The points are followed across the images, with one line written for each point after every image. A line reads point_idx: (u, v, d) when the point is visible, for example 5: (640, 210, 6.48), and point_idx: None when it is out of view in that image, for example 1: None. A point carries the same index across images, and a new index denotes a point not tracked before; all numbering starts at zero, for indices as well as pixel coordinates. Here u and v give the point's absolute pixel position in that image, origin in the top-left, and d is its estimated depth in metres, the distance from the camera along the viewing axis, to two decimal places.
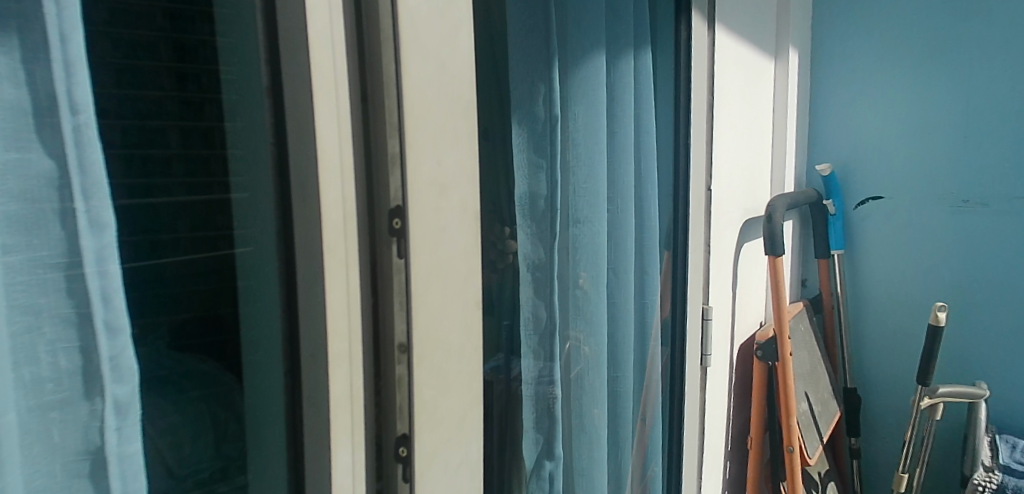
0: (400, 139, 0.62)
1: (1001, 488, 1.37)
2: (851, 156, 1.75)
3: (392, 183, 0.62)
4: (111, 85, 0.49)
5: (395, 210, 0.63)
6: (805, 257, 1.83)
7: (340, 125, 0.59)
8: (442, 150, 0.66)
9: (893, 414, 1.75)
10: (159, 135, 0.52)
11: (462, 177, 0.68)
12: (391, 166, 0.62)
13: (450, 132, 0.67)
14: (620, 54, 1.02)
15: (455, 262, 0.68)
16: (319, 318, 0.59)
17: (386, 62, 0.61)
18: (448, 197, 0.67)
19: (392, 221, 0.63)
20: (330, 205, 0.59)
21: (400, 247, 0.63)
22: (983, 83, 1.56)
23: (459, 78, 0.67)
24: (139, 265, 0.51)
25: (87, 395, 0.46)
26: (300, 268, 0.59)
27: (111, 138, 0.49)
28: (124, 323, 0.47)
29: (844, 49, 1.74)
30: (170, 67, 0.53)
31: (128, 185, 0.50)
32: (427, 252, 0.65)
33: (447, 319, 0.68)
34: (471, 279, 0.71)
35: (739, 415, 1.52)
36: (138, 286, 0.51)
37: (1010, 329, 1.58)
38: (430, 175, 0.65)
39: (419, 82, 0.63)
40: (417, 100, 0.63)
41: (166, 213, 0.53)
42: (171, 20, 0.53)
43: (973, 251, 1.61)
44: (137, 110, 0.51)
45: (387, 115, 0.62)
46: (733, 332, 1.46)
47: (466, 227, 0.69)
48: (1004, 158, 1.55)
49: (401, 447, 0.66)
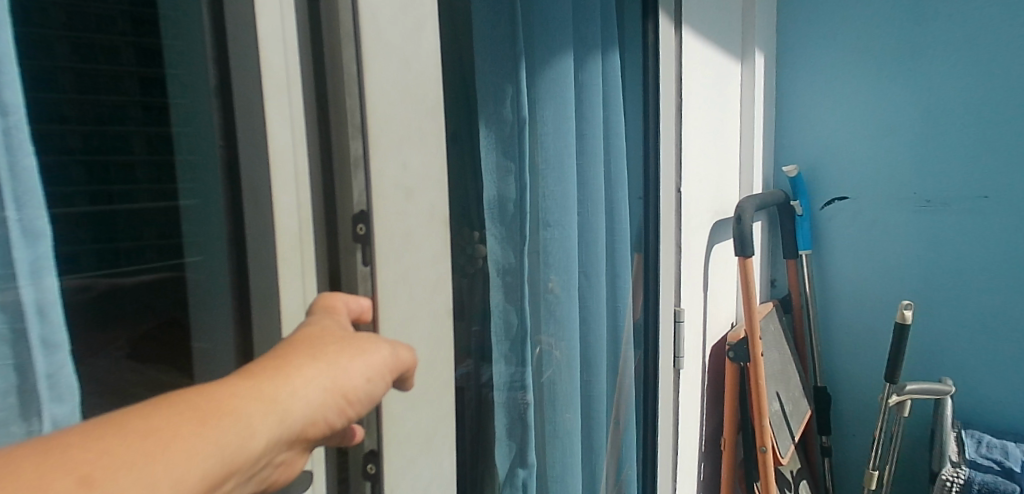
0: (364, 139, 0.59)
1: (968, 484, 1.38)
2: (818, 158, 1.77)
3: (355, 189, 0.59)
4: (71, 89, 0.48)
5: (360, 215, 0.60)
6: (774, 258, 1.84)
7: (292, 124, 0.56)
8: (406, 151, 0.63)
9: (862, 413, 1.77)
10: (121, 141, 0.51)
11: (429, 180, 0.66)
12: (354, 168, 0.59)
13: (416, 132, 0.64)
14: (587, 56, 1.01)
15: (423, 267, 0.66)
16: (274, 331, 0.56)
17: (347, 57, 0.58)
18: (414, 201, 0.64)
19: (356, 228, 0.60)
20: (283, 210, 0.56)
21: (364, 254, 0.61)
22: (943, 85, 1.59)
23: (423, 75, 0.65)
24: (94, 276, 0.49)
25: (23, 415, 0.44)
26: (252, 278, 0.55)
27: (71, 144, 0.48)
28: (63, 339, 0.45)
29: (810, 51, 1.76)
30: (133, 73, 0.52)
31: (90, 191, 0.49)
32: (393, 258, 0.62)
33: (416, 331, 0.66)
34: (441, 288, 0.69)
35: (712, 416, 1.51)
36: (95, 296, 0.49)
37: (974, 326, 1.61)
38: (396, 178, 0.62)
39: (382, 82, 0.60)
40: (381, 97, 0.60)
41: (125, 220, 0.51)
42: (134, 26, 0.51)
43: (936, 250, 1.64)
44: (100, 116, 0.50)
45: (350, 114, 0.59)
46: (705, 334, 1.45)
47: (435, 232, 0.67)
48: (964, 158, 1.58)
49: (369, 464, 0.63)
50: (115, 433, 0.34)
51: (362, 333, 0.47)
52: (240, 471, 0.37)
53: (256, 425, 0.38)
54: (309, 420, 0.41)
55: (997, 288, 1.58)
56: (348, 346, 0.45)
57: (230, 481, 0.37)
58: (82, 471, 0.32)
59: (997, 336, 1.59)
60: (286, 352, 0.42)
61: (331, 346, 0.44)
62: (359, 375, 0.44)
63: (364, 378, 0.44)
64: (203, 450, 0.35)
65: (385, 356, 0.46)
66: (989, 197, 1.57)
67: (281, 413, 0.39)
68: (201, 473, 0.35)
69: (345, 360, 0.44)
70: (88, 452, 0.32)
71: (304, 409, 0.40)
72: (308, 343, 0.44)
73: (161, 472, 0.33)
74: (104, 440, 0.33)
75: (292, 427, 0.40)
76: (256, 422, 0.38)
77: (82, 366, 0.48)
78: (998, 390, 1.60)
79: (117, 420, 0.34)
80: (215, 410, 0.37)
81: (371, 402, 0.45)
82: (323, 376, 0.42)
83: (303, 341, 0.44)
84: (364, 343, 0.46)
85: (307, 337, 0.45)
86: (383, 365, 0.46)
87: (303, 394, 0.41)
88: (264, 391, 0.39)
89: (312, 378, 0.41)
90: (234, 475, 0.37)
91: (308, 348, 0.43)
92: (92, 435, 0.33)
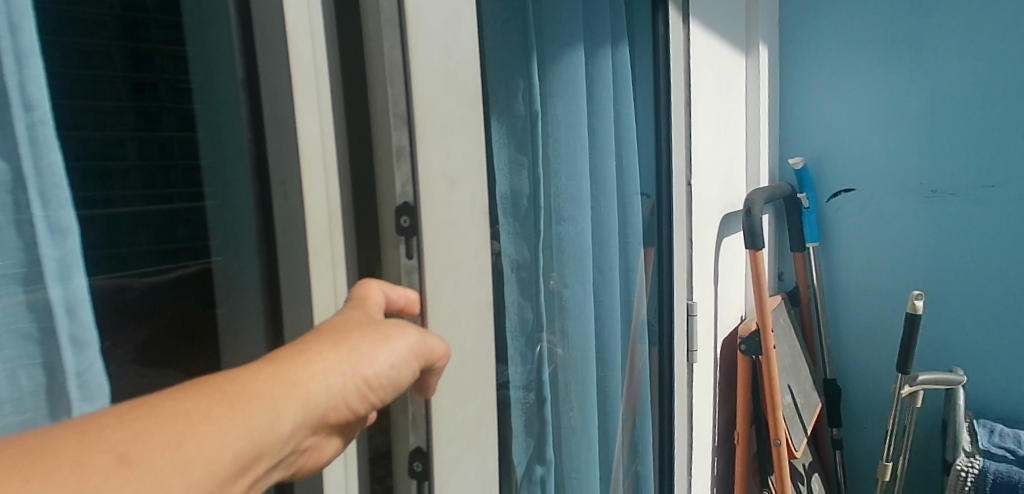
0: (410, 129, 0.59)
1: (983, 474, 1.37)
2: (824, 150, 1.77)
3: (396, 179, 0.59)
4: (62, 96, 0.45)
5: (403, 207, 0.60)
6: (781, 251, 1.84)
7: (321, 115, 0.55)
8: (450, 141, 0.63)
9: (873, 405, 1.77)
10: (115, 146, 0.49)
11: (470, 172, 0.66)
12: (398, 159, 0.58)
13: (458, 122, 0.64)
14: (597, 49, 1.00)
15: (463, 261, 0.65)
16: (304, 321, 0.55)
17: (389, 47, 0.57)
18: (457, 191, 0.64)
19: (400, 220, 0.60)
20: (313, 203, 0.55)
21: (409, 248, 0.60)
22: (948, 75, 1.59)
23: (461, 64, 0.64)
24: (96, 283, 0.47)
25: (52, 415, 0.43)
26: (282, 268, 0.55)
27: (67, 149, 0.45)
28: (91, 338, 0.44)
29: (813, 43, 1.76)
30: (125, 77, 0.49)
31: (87, 197, 0.47)
32: (440, 250, 0.62)
33: (461, 328, 0.65)
34: (481, 285, 0.68)
35: (725, 410, 1.51)
36: (99, 303, 0.47)
37: (984, 315, 1.61)
38: (439, 169, 0.61)
39: (427, 70, 0.60)
40: (425, 87, 0.60)
41: (127, 226, 0.49)
42: (124, 27, 0.49)
43: (945, 240, 1.64)
44: (97, 120, 0.47)
45: (394, 103, 0.58)
46: (716, 327, 1.45)
47: (476, 224, 0.67)
48: (971, 147, 1.58)
49: (416, 462, 0.63)
50: (145, 415, 0.33)
51: (387, 319, 0.46)
52: (270, 454, 0.37)
53: (284, 408, 0.37)
54: (334, 404, 0.40)
55: (1006, 276, 1.58)
56: (375, 331, 0.44)
57: (260, 465, 0.36)
58: (117, 450, 0.31)
59: (1007, 325, 1.59)
60: (312, 337, 0.41)
61: (355, 330, 0.43)
62: (383, 359, 0.43)
63: (390, 364, 0.43)
64: (232, 431, 0.35)
65: (412, 341, 0.45)
66: (997, 186, 1.57)
67: (304, 399, 0.38)
68: (232, 455, 0.34)
69: (366, 346, 0.42)
70: (122, 432, 0.32)
71: (329, 393, 0.40)
72: (336, 327, 0.43)
73: (191, 454, 0.33)
74: (137, 422, 0.32)
75: (317, 410, 0.39)
76: (278, 407, 0.37)
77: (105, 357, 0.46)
78: (1009, 379, 1.60)
79: (144, 403, 0.34)
80: (237, 394, 0.36)
81: (397, 389, 0.44)
82: (347, 360, 0.41)
83: (331, 325, 0.43)
84: (391, 328, 0.45)
85: (335, 322, 0.44)
86: (409, 351, 0.45)
87: (325, 379, 0.40)
88: (289, 374, 0.38)
89: (333, 364, 0.40)
90: (264, 459, 0.36)
91: (331, 334, 0.42)
92: (126, 415, 0.33)
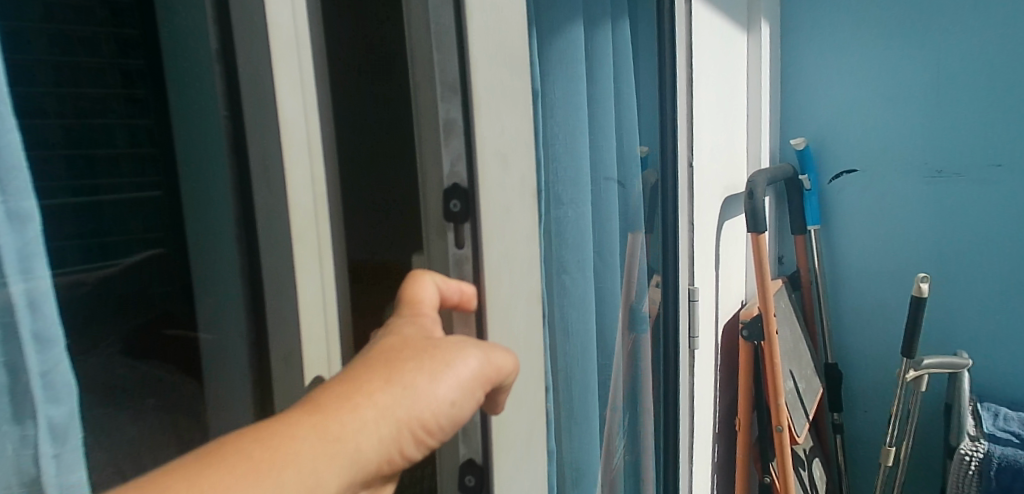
0: (462, 102, 0.57)
1: (988, 458, 1.36)
2: (825, 130, 1.73)
3: (443, 158, 0.57)
4: (45, 83, 0.42)
5: (454, 190, 0.58)
6: (781, 234, 1.81)
7: (304, 93, 0.50)
8: (503, 114, 0.59)
9: (874, 389, 1.75)
10: (103, 135, 0.46)
11: (522, 146, 0.62)
12: (448, 137, 0.57)
13: (510, 93, 0.60)
14: (597, 25, 0.96)
15: (519, 247, 0.62)
16: (291, 315, 0.52)
17: (440, 15, 0.56)
18: (510, 169, 0.60)
19: (450, 204, 0.58)
20: (297, 190, 0.51)
21: (457, 235, 0.59)
22: (953, 52, 1.56)
23: (513, 28, 0.60)
24: (80, 271, 0.44)
25: (15, 420, 0.39)
26: (264, 259, 0.51)
27: (51, 137, 0.43)
28: (57, 334, 0.40)
29: (815, 20, 1.71)
30: (113, 64, 0.46)
31: (72, 182, 0.44)
32: (496, 233, 0.59)
33: (515, 317, 0.62)
34: (533, 276, 0.65)
35: (725, 396, 1.48)
36: (82, 293, 0.44)
37: (987, 297, 1.59)
38: (493, 145, 0.58)
39: (484, 39, 0.57)
40: (478, 54, 0.57)
41: (113, 213, 0.47)
42: (111, 13, 0.46)
43: (949, 221, 1.61)
44: (84, 109, 0.45)
45: (444, 74, 0.56)
46: (717, 313, 1.41)
47: (528, 204, 0.63)
48: (976, 126, 1.56)
49: (470, 475, 0.63)
50: (183, 483, 0.31)
51: (440, 340, 0.45)
52: None
53: (336, 463, 0.36)
54: (389, 449, 0.39)
55: (1010, 257, 1.56)
56: (430, 362, 0.42)
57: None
58: None
59: (1010, 306, 1.57)
60: (361, 373, 0.40)
61: (410, 362, 0.42)
62: (439, 396, 0.41)
63: (446, 400, 0.42)
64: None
65: (468, 370, 0.44)
66: (1002, 165, 1.54)
67: (357, 451, 0.37)
68: None
69: (423, 380, 0.41)
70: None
71: (384, 439, 0.39)
72: (390, 360, 0.41)
73: None
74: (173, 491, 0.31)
75: (372, 458, 0.38)
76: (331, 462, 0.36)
77: (83, 359, 0.43)
78: (1012, 361, 1.58)
79: (184, 469, 0.32)
80: (288, 453, 0.34)
81: (453, 422, 0.43)
82: (402, 402, 0.40)
83: (385, 358, 0.42)
84: (447, 356, 0.43)
85: (389, 351, 0.42)
86: (465, 381, 0.43)
87: (380, 425, 0.38)
88: (342, 425, 0.37)
89: (388, 408, 0.39)
90: None
91: (385, 368, 0.41)
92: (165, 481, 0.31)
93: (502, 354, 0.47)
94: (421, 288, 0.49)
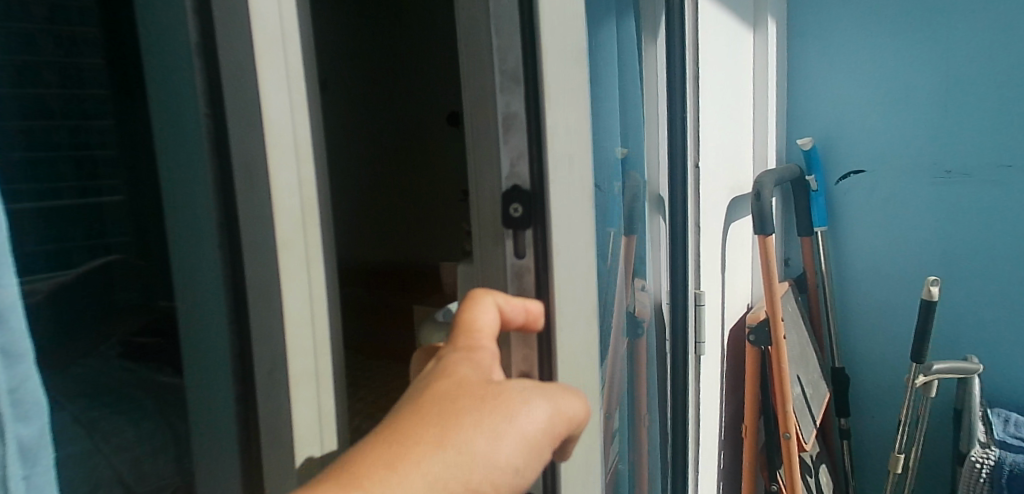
0: (524, 95, 0.56)
1: (999, 466, 1.33)
2: (832, 130, 1.70)
3: (503, 159, 0.57)
4: (57, 91, 0.54)
5: (515, 193, 0.57)
6: (788, 235, 1.78)
7: (291, 70, 0.42)
8: (566, 111, 0.59)
9: (883, 394, 1.72)
10: (100, 133, 0.55)
11: (583, 146, 0.62)
12: (510, 133, 0.56)
13: (574, 91, 0.60)
14: (601, 19, 0.91)
15: (579, 253, 0.62)
16: (275, 329, 0.43)
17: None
18: (572, 171, 0.60)
19: (511, 208, 0.57)
20: (280, 184, 0.42)
21: (515, 242, 0.59)
22: (962, 49, 1.53)
23: (575, 23, 0.61)
24: (81, 260, 0.55)
25: None
26: (241, 259, 0.41)
27: (61, 139, 0.55)
28: (26, 347, 0.38)
29: (822, 17, 1.68)
30: (105, 65, 0.54)
31: (77, 188, 0.55)
32: (558, 238, 0.59)
33: (573, 326, 0.62)
34: (591, 282, 0.64)
35: (731, 401, 1.46)
36: (90, 280, 0.55)
37: (999, 301, 1.55)
38: (558, 145, 0.58)
39: (553, 32, 0.57)
40: (549, 48, 0.57)
41: (110, 214, 0.55)
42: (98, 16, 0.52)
43: (960, 223, 1.58)
44: (84, 109, 0.55)
45: (503, 61, 0.55)
46: (723, 316, 1.39)
47: (588, 208, 0.63)
48: (987, 126, 1.52)
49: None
50: None
51: (501, 385, 0.48)
52: None
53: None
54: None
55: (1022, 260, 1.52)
56: (491, 413, 0.46)
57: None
58: None
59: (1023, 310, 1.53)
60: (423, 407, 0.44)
61: (472, 413, 0.45)
62: (499, 450, 0.45)
63: (506, 453, 0.45)
64: None
65: (525, 423, 0.47)
66: (1014, 166, 1.50)
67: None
68: None
69: (486, 430, 0.45)
70: None
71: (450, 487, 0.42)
72: (454, 409, 0.45)
73: None
74: None
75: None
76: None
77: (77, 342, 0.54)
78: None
79: None
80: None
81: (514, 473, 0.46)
82: (467, 452, 0.43)
83: (450, 404, 0.45)
84: (507, 408, 0.47)
85: (453, 397, 0.46)
86: (523, 434, 0.47)
87: (446, 473, 0.42)
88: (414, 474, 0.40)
89: (454, 458, 0.42)
90: None
91: (449, 416, 0.44)
92: None
93: (570, 400, 0.52)
94: (478, 312, 0.53)
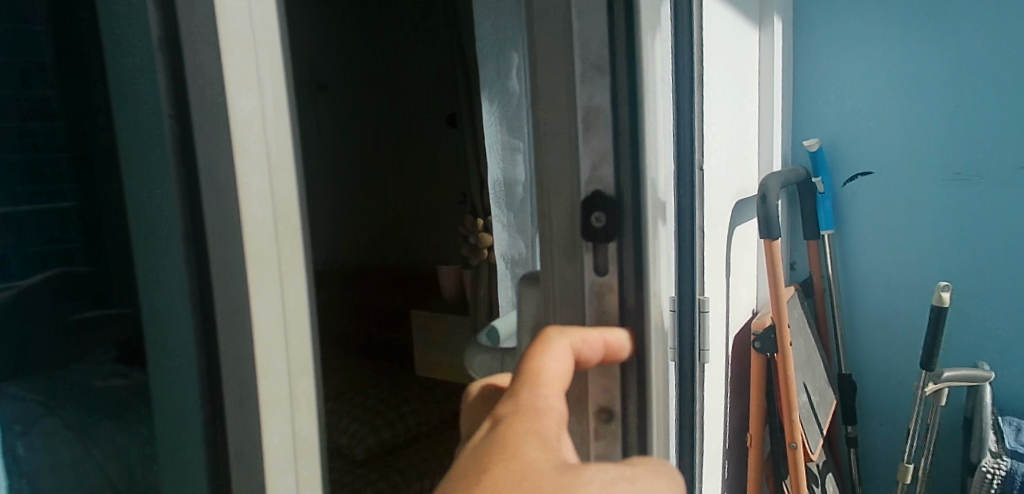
0: (607, 91, 0.63)
1: (1011, 476, 1.29)
2: (840, 132, 1.66)
3: (583, 160, 0.65)
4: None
5: (597, 199, 0.65)
6: (794, 239, 1.75)
7: (261, 66, 0.39)
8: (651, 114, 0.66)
9: (891, 402, 1.68)
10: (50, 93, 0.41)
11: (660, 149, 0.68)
12: (600, 135, 0.64)
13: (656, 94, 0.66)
14: None
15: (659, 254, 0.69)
16: (244, 349, 0.39)
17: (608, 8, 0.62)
18: (653, 174, 0.66)
19: (594, 216, 0.65)
20: (250, 189, 0.38)
21: (595, 246, 0.65)
22: (973, 49, 1.49)
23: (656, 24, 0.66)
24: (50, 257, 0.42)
25: None
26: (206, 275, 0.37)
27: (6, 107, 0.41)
28: None
29: (829, 16, 1.65)
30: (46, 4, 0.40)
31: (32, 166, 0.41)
32: (645, 237, 0.65)
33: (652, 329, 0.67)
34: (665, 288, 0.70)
35: (735, 409, 1.42)
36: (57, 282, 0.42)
37: (1010, 307, 1.52)
38: (647, 147, 0.65)
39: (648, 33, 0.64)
40: (644, 54, 0.63)
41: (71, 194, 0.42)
42: None
43: (971, 227, 1.54)
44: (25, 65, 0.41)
45: (598, 59, 0.63)
46: (728, 323, 1.35)
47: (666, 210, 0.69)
48: (998, 127, 1.49)
49: None
50: None
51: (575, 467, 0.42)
52: None
53: None
54: None
55: None
56: None
57: None
58: None
59: None
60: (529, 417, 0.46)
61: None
62: None
63: None
64: None
65: None
66: None
67: None
68: None
69: None
70: None
71: None
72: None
73: None
74: None
75: None
76: None
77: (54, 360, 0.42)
78: None
79: None
80: None
81: None
82: None
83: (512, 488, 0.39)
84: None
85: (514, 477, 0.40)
86: None
87: None
88: None
89: None
90: None
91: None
92: None
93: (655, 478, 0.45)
94: (560, 342, 0.56)
